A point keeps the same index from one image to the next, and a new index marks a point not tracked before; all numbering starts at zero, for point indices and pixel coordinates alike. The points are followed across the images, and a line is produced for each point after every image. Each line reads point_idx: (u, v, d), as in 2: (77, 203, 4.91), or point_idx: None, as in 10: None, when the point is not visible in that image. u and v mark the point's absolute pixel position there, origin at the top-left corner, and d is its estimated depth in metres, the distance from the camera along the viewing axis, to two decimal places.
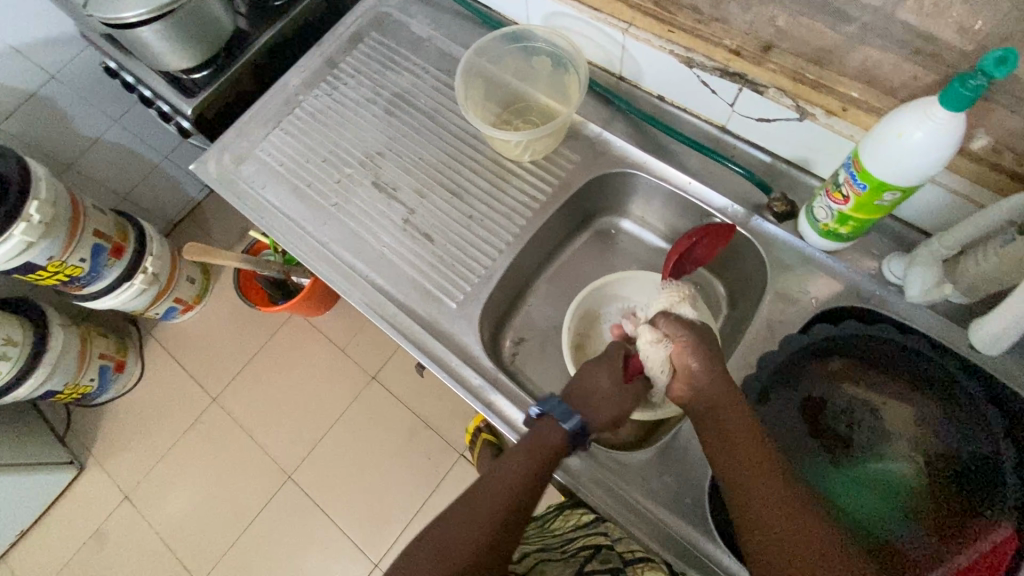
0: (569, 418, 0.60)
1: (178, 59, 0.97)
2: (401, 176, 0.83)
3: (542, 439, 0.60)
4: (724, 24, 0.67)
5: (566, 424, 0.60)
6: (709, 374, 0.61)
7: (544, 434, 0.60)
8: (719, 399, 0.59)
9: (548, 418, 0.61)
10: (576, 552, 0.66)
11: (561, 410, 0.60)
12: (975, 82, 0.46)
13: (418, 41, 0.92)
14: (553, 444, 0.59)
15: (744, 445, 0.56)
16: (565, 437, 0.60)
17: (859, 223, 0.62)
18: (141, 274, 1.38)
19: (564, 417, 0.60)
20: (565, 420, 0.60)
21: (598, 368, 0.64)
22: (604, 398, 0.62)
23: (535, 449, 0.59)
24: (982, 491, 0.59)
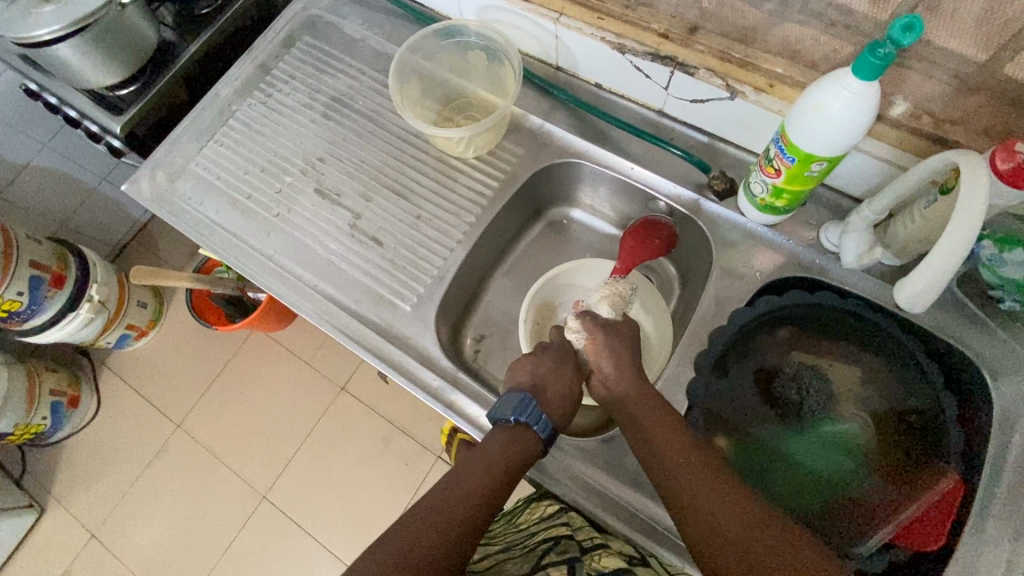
0: (543, 424, 0.62)
1: (101, 76, 0.93)
2: (345, 181, 0.82)
3: (515, 447, 0.60)
4: (652, 8, 0.68)
5: (541, 431, 0.61)
6: (620, 377, 0.65)
7: (516, 441, 0.61)
8: (638, 399, 0.62)
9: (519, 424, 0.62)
10: (538, 543, 0.64)
11: (536, 416, 0.62)
12: (883, 51, 0.47)
13: (352, 42, 0.90)
14: (526, 450, 0.61)
15: (665, 437, 0.58)
16: (535, 441, 0.62)
17: (793, 195, 0.64)
18: (87, 303, 1.31)
19: (539, 424, 0.61)
20: (540, 426, 0.61)
21: (559, 371, 0.67)
22: (567, 401, 0.66)
23: (508, 454, 0.59)
24: (927, 443, 0.63)
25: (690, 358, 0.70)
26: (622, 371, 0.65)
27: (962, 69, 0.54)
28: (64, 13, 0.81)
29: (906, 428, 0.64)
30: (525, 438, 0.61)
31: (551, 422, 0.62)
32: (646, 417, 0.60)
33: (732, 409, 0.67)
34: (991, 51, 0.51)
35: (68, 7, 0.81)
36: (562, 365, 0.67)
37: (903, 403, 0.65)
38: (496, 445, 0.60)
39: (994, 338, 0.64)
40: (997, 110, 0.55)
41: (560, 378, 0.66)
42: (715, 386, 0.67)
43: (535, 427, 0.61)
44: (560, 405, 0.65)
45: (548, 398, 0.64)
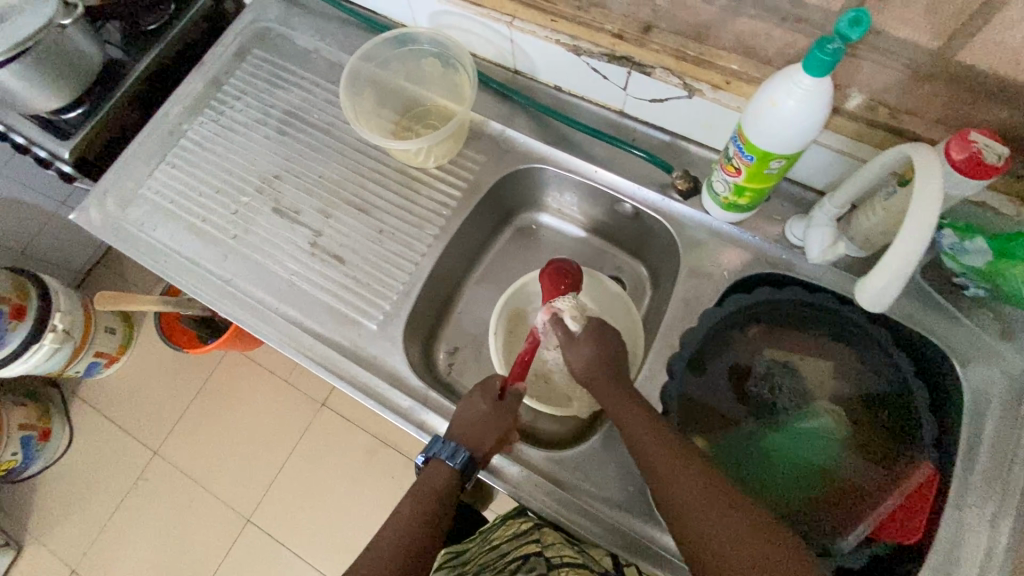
0: (456, 455, 0.62)
1: (45, 100, 0.89)
2: (303, 198, 0.79)
3: (430, 483, 0.62)
4: (604, 9, 0.66)
5: (453, 463, 0.62)
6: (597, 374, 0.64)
7: (433, 477, 0.62)
8: (624, 402, 0.61)
9: (435, 461, 0.63)
10: (507, 562, 0.62)
11: (447, 450, 0.62)
12: (832, 47, 0.46)
13: (304, 54, 0.88)
14: (443, 483, 0.61)
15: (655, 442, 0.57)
16: (454, 474, 0.62)
17: (755, 193, 0.63)
18: (51, 333, 1.27)
19: (450, 457, 0.62)
20: (451, 458, 0.62)
21: (469, 399, 0.65)
22: (482, 427, 0.64)
23: (424, 492, 0.61)
24: (899, 431, 0.63)
25: (662, 362, 0.69)
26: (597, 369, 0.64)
27: (915, 58, 0.54)
28: (2, 38, 0.77)
29: (880, 416, 0.64)
30: (440, 474, 0.62)
31: (463, 450, 0.62)
32: (634, 423, 0.59)
33: (707, 411, 0.66)
34: (942, 39, 0.51)
35: (5, 32, 0.78)
36: (474, 393, 0.65)
37: (875, 392, 0.65)
38: (416, 486, 0.62)
39: (960, 325, 0.64)
40: (950, 99, 0.55)
41: (471, 407, 0.64)
42: (688, 389, 0.66)
43: (447, 460, 0.62)
44: (474, 433, 0.63)
45: (461, 427, 0.64)
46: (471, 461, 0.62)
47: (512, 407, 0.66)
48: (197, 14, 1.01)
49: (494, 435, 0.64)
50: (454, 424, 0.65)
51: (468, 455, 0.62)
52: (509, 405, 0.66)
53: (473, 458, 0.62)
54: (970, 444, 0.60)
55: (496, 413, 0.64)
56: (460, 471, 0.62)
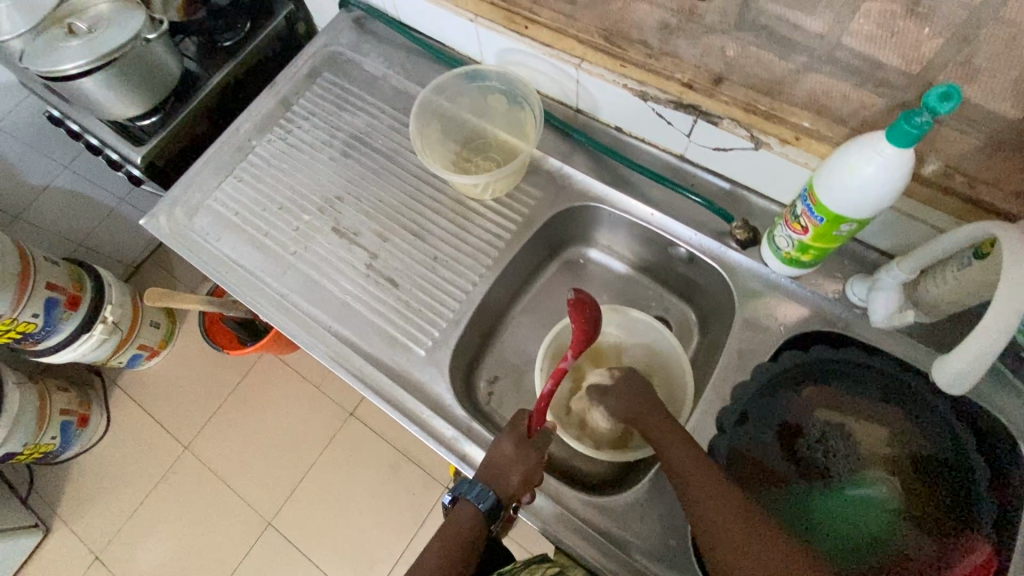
0: (481, 496, 0.61)
1: (123, 107, 0.93)
2: (362, 220, 0.81)
3: (456, 524, 0.61)
4: (675, 57, 0.67)
5: (480, 503, 0.61)
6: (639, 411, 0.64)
7: (460, 518, 0.62)
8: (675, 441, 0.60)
9: (462, 501, 0.63)
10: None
11: (473, 490, 0.62)
12: (920, 119, 0.46)
13: (372, 80, 0.91)
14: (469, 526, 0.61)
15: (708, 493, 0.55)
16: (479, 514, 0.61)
17: (819, 251, 0.63)
18: (101, 324, 1.32)
19: (477, 497, 0.61)
20: (477, 499, 0.61)
21: (496, 440, 0.64)
22: (507, 468, 0.62)
23: (450, 533, 0.61)
24: (960, 508, 0.60)
25: (711, 412, 0.68)
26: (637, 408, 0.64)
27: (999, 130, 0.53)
28: (90, 49, 0.82)
29: (939, 489, 0.62)
30: (467, 514, 0.62)
31: (489, 490, 0.61)
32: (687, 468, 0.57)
33: (756, 468, 0.65)
34: None
35: (93, 43, 0.83)
36: (501, 433, 0.64)
37: (932, 464, 0.63)
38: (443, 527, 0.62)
39: None
40: None
41: (497, 448, 0.64)
42: (738, 444, 0.65)
43: (472, 500, 0.62)
44: (500, 473, 0.62)
45: (488, 467, 0.63)
46: (497, 503, 0.61)
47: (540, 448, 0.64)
48: (270, 33, 1.05)
49: (520, 475, 0.62)
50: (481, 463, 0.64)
51: (493, 495, 0.61)
52: (537, 448, 0.64)
53: (498, 499, 0.61)
54: None
55: (523, 453, 0.63)
56: (484, 512, 0.61)
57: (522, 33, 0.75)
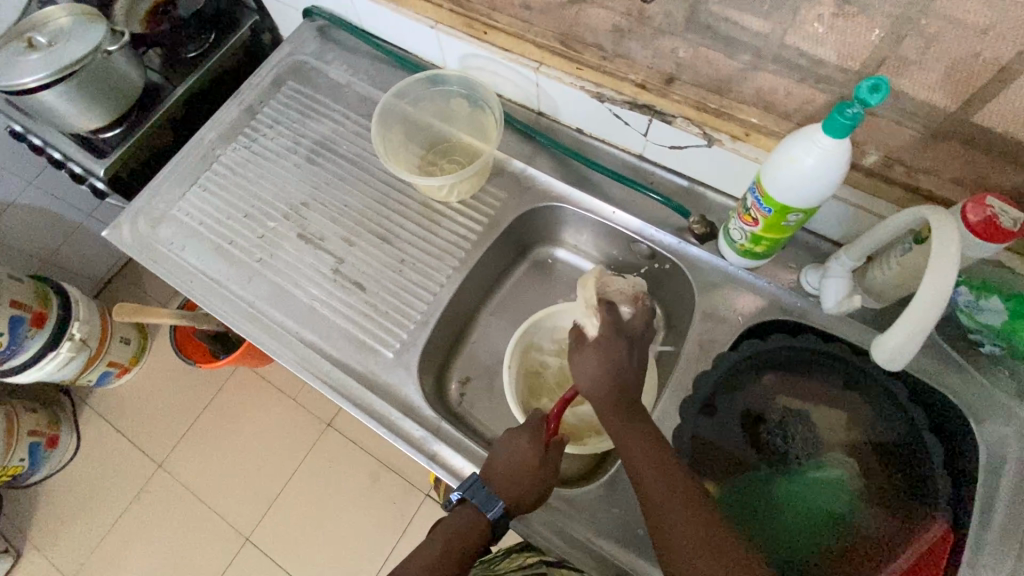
0: (490, 504, 0.61)
1: (85, 120, 0.92)
2: (328, 226, 0.81)
3: (459, 530, 0.61)
4: (629, 59, 0.69)
5: (489, 512, 0.61)
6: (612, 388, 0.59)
7: (464, 521, 0.61)
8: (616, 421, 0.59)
9: (469, 505, 0.62)
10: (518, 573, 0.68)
11: (482, 497, 0.61)
12: (852, 111, 0.48)
13: (337, 87, 0.92)
14: (473, 533, 0.60)
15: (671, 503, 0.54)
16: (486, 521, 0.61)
17: (771, 242, 0.65)
18: (69, 341, 1.29)
19: (485, 505, 0.61)
20: (485, 507, 0.61)
21: (519, 444, 0.63)
22: (521, 478, 0.61)
23: (453, 536, 0.60)
24: (915, 487, 0.62)
25: (676, 403, 0.69)
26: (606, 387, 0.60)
27: (931, 120, 0.55)
28: (49, 61, 0.82)
29: (892, 468, 0.64)
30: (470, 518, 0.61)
31: (499, 501, 0.61)
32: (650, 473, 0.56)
33: (718, 456, 0.66)
34: (957, 104, 0.53)
35: (53, 56, 0.83)
36: (523, 439, 0.63)
37: (888, 446, 0.65)
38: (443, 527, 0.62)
39: (974, 382, 0.64)
40: (965, 162, 0.56)
41: (519, 453, 0.62)
42: (701, 430, 0.66)
43: (480, 508, 0.61)
44: (512, 483, 0.61)
45: (505, 474, 0.62)
46: (506, 512, 0.61)
47: (555, 459, 0.63)
48: (235, 45, 1.05)
49: (535, 488, 0.61)
50: (496, 466, 0.62)
51: (501, 506, 0.61)
52: (554, 459, 0.63)
53: (507, 509, 0.61)
54: (985, 504, 0.59)
55: (543, 463, 0.62)
56: (491, 521, 0.61)
57: (481, 39, 0.76)
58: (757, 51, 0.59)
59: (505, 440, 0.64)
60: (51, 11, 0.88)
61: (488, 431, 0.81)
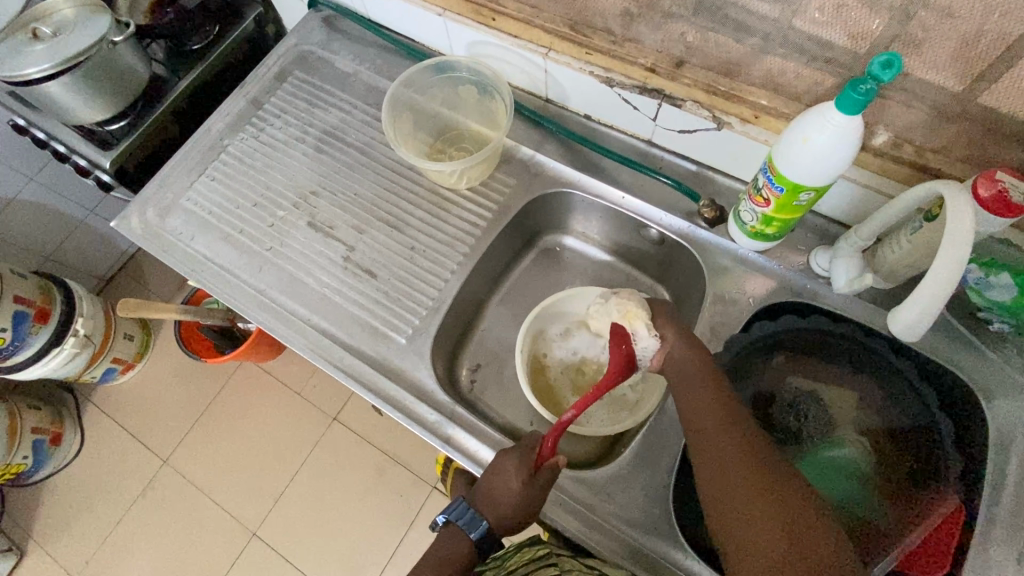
0: (473, 525, 0.61)
1: (90, 112, 0.92)
2: (337, 214, 0.82)
3: (445, 550, 0.61)
4: (638, 43, 0.70)
5: (471, 532, 0.61)
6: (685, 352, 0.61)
7: (449, 540, 0.62)
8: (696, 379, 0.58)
9: (452, 525, 0.62)
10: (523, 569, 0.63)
11: (465, 517, 0.62)
12: (865, 87, 0.49)
13: (344, 76, 0.92)
14: (459, 554, 0.60)
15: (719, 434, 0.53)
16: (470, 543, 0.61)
17: (782, 223, 0.65)
18: (72, 337, 1.29)
19: (469, 526, 0.61)
20: (469, 528, 0.61)
21: (499, 469, 0.62)
22: (505, 503, 0.61)
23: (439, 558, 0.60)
24: (926, 465, 0.63)
25: None
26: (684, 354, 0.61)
27: (940, 99, 0.56)
28: (55, 52, 0.82)
29: (905, 447, 0.64)
30: (456, 538, 0.62)
31: (483, 521, 0.61)
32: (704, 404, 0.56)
33: None
34: (967, 82, 0.53)
35: (59, 46, 0.82)
36: (502, 462, 0.63)
37: (900, 426, 0.65)
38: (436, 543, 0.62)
39: (982, 359, 0.65)
40: (973, 140, 0.57)
41: (499, 477, 0.62)
42: None
43: (463, 529, 0.61)
44: (497, 506, 0.61)
45: (484, 497, 0.62)
46: (489, 533, 0.62)
47: (543, 484, 0.61)
48: (240, 36, 1.05)
49: (516, 513, 0.60)
50: (477, 488, 0.63)
51: (484, 527, 0.61)
52: (541, 484, 0.61)
53: (491, 530, 0.62)
54: (996, 479, 0.60)
55: (524, 489, 0.61)
56: (474, 543, 0.61)
57: (490, 25, 0.77)
58: (767, 33, 0.60)
59: (496, 458, 0.64)
60: (56, 2, 0.87)
61: (500, 417, 0.81)
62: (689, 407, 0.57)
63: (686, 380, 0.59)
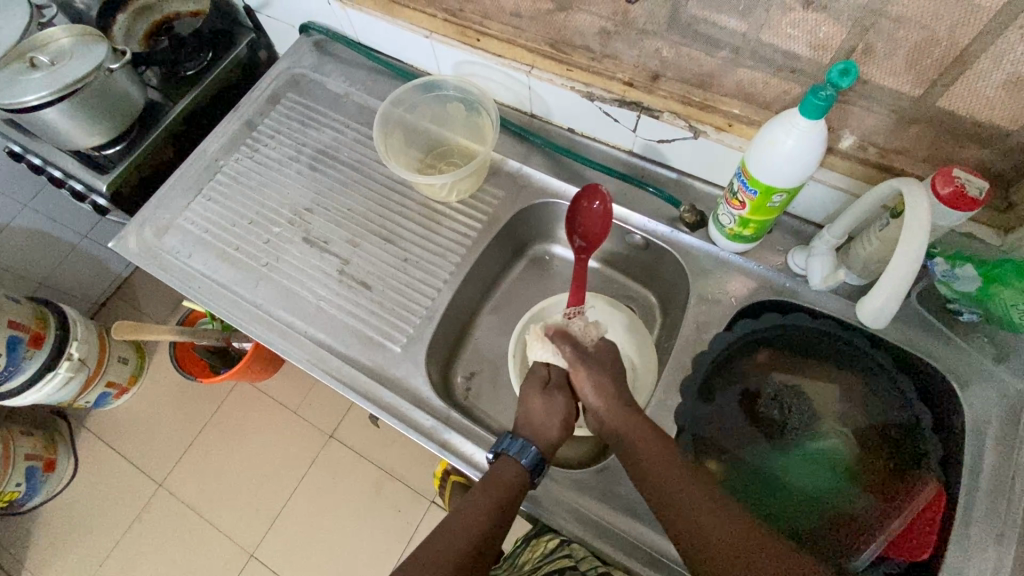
0: (525, 452, 0.64)
1: (88, 137, 0.94)
2: (332, 229, 0.84)
3: (501, 476, 0.62)
4: (616, 59, 0.73)
5: (522, 458, 0.63)
6: (611, 408, 0.66)
7: (504, 472, 0.62)
8: (622, 409, 0.65)
9: (504, 457, 0.64)
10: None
11: (517, 447, 0.64)
12: (825, 93, 0.52)
13: (335, 98, 0.95)
14: (512, 480, 0.62)
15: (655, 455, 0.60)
16: (524, 473, 0.63)
17: (759, 224, 0.69)
18: (68, 361, 1.29)
19: (519, 453, 0.64)
20: (521, 455, 0.64)
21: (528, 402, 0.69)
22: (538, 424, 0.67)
23: (498, 487, 0.61)
24: (907, 453, 0.65)
25: (675, 382, 0.72)
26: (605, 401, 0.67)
27: (899, 104, 0.60)
28: (53, 80, 0.84)
29: (888, 442, 0.67)
30: (512, 472, 0.62)
31: (533, 448, 0.64)
32: (672, 479, 0.58)
33: (719, 433, 0.69)
34: (923, 87, 0.57)
35: (56, 75, 0.85)
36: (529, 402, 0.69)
37: (882, 417, 0.68)
38: (489, 478, 0.62)
39: (957, 348, 0.68)
40: (933, 140, 0.61)
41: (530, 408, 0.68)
42: (701, 412, 0.69)
43: (515, 457, 0.63)
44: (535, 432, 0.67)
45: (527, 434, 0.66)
46: (539, 459, 0.64)
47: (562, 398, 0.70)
48: (233, 62, 1.09)
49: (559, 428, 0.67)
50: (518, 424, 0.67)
51: (536, 453, 0.64)
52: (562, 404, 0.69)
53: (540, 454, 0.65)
54: (973, 463, 0.62)
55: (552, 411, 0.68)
56: (528, 471, 0.63)
57: (475, 46, 0.81)
58: (735, 47, 0.64)
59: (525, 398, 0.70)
60: (53, 32, 0.90)
61: (495, 422, 0.83)
62: (658, 490, 0.58)
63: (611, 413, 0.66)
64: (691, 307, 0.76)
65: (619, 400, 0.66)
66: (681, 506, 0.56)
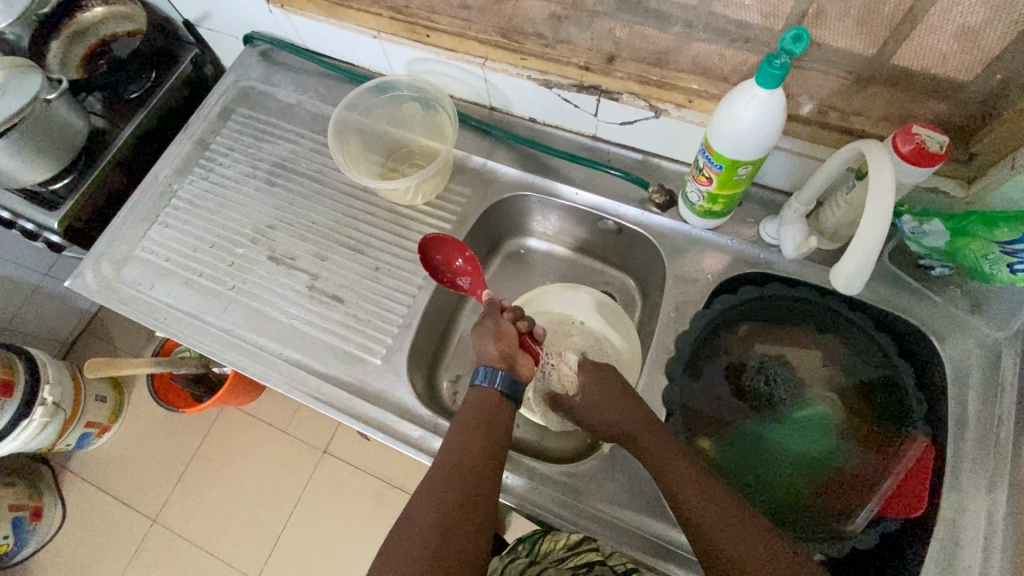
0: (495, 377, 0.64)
1: (32, 174, 0.90)
2: (297, 245, 0.82)
3: (477, 406, 0.62)
4: (570, 44, 0.72)
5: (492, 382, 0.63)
6: (611, 404, 0.66)
7: (475, 403, 0.63)
8: (625, 404, 0.65)
9: (478, 387, 0.64)
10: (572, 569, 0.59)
11: (483, 375, 0.64)
12: (779, 61, 0.51)
13: (288, 108, 0.92)
14: (489, 406, 0.62)
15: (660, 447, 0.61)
16: (499, 396, 0.63)
17: (727, 198, 0.68)
18: (41, 406, 1.23)
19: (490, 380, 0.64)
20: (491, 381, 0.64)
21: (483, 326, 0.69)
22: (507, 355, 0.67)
23: (476, 417, 0.61)
24: (893, 409, 0.66)
25: (660, 365, 0.71)
26: (602, 394, 0.67)
27: (855, 65, 0.59)
28: None
29: (874, 401, 0.67)
30: (487, 400, 0.63)
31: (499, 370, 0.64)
32: (676, 469, 0.59)
33: (708, 412, 0.69)
34: (876, 47, 0.56)
35: None
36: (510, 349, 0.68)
37: (866, 377, 0.68)
38: (464, 412, 0.63)
39: (932, 303, 0.69)
40: (890, 99, 0.61)
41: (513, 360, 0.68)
42: (688, 391, 0.69)
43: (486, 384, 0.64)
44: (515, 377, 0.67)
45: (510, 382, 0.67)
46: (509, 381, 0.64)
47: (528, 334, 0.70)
48: (178, 80, 1.05)
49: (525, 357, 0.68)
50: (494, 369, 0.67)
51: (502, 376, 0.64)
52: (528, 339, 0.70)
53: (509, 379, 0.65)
54: (957, 416, 0.63)
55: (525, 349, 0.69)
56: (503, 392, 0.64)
57: (425, 42, 0.78)
58: (686, 21, 0.63)
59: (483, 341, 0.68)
60: None
61: None
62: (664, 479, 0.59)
63: (611, 407, 0.66)
64: (670, 287, 0.75)
65: (621, 391, 0.66)
66: (686, 496, 0.57)
